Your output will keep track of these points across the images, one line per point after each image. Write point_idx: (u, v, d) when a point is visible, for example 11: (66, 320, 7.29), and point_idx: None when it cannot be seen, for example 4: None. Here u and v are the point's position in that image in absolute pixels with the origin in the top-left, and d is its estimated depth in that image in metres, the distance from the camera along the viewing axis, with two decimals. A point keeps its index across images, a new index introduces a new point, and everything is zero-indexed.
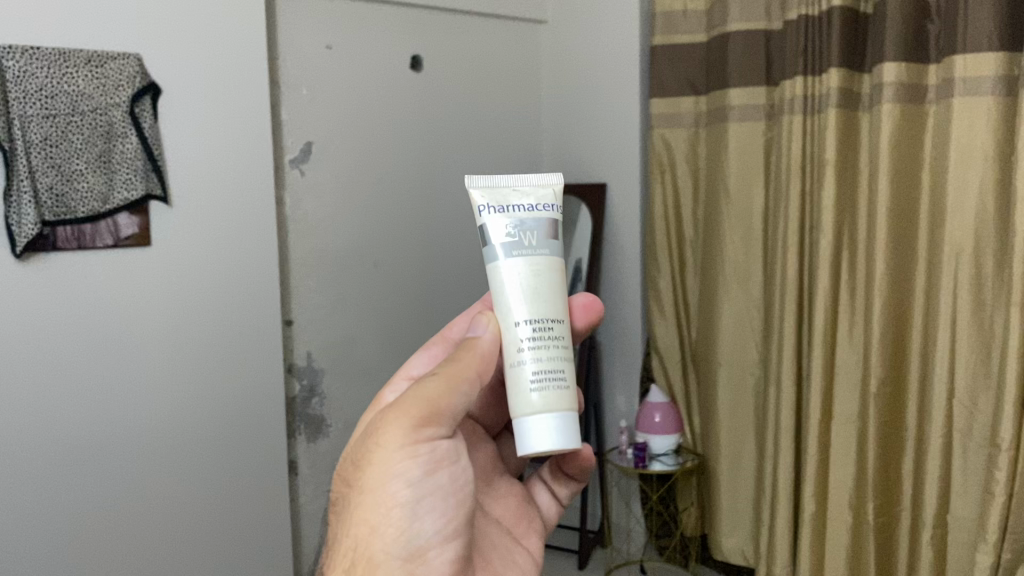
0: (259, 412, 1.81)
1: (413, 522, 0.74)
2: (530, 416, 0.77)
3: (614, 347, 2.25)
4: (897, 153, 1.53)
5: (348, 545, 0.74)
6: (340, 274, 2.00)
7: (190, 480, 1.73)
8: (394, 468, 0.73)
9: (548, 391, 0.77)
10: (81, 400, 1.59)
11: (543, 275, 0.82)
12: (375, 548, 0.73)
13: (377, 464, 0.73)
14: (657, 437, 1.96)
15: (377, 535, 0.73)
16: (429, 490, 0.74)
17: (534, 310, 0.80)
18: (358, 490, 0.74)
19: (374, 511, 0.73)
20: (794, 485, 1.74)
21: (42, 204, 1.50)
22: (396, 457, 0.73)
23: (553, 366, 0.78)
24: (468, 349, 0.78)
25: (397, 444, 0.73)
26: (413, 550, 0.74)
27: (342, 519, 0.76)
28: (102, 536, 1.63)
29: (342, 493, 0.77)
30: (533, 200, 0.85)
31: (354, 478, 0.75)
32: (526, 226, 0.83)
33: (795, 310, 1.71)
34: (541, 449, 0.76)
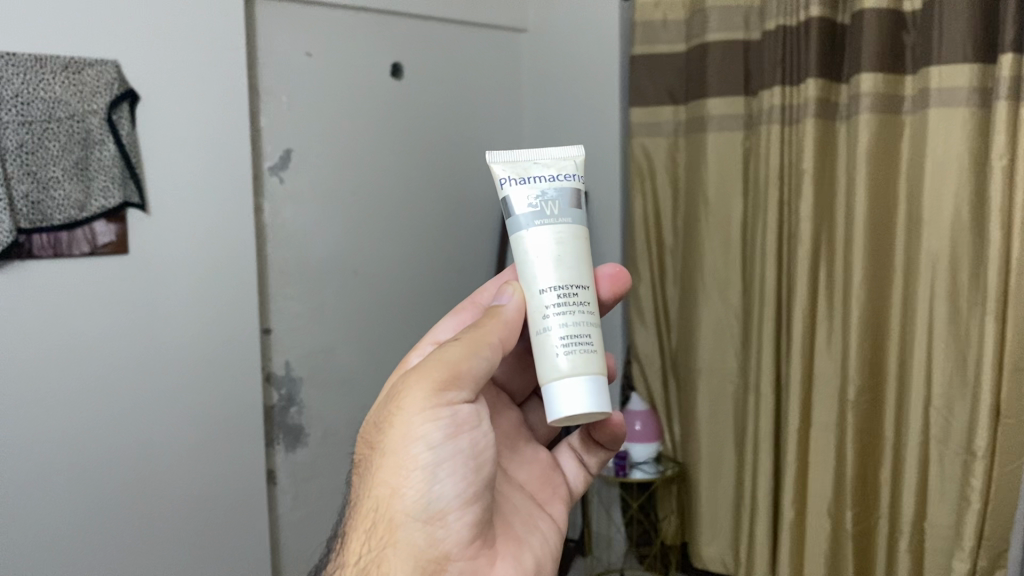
0: (238, 422, 1.79)
1: (433, 482, 0.80)
2: (558, 381, 0.83)
3: None
4: (874, 163, 1.54)
5: (373, 501, 0.81)
6: (320, 283, 1.99)
7: (167, 490, 1.71)
8: (415, 430, 0.80)
9: (573, 355, 0.84)
10: (56, 410, 1.57)
11: (566, 243, 0.88)
12: (397, 506, 0.80)
13: (399, 425, 0.81)
14: (638, 445, 1.96)
15: (399, 493, 0.80)
16: (449, 451, 0.81)
17: (560, 275, 0.87)
18: (384, 451, 0.82)
19: (397, 469, 0.80)
20: (773, 493, 1.75)
21: (17, 212, 1.48)
22: (417, 419, 0.80)
23: (579, 329, 0.85)
24: (490, 318, 0.87)
25: (418, 407, 0.80)
26: (433, 512, 0.80)
27: (365, 482, 0.84)
28: (77, 548, 1.61)
29: (368, 457, 0.84)
30: (555, 170, 0.92)
31: (380, 441, 0.83)
32: (549, 197, 0.90)
33: (774, 318, 1.72)
34: (570, 412, 0.82)
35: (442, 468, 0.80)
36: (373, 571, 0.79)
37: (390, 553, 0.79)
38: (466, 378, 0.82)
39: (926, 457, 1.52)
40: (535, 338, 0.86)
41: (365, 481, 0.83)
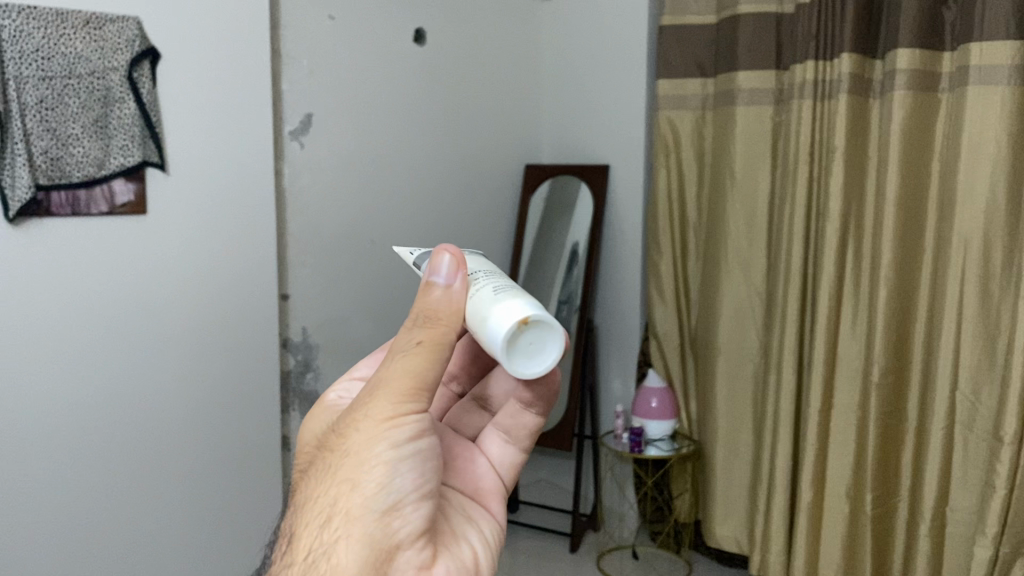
0: (252, 387, 1.80)
1: (392, 503, 0.61)
2: (495, 310, 0.67)
3: (609, 329, 2.24)
4: (907, 141, 1.51)
5: (313, 532, 0.62)
6: (338, 250, 1.96)
7: (181, 453, 1.70)
8: (373, 438, 0.62)
9: (508, 291, 0.69)
10: (73, 371, 1.54)
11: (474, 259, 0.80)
12: (352, 501, 0.61)
13: (353, 434, 0.62)
14: (653, 422, 1.95)
15: (356, 489, 0.61)
16: (414, 458, 0.63)
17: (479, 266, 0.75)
18: (331, 466, 0.63)
19: (344, 493, 0.61)
20: (791, 474, 1.73)
21: (37, 167, 1.46)
22: (374, 426, 0.62)
23: (507, 282, 0.71)
24: (439, 301, 0.65)
25: (378, 409, 0.62)
26: (393, 510, 0.62)
27: (313, 476, 0.65)
28: (94, 511, 1.59)
29: (311, 472, 0.66)
30: None
31: (327, 453, 0.64)
32: None
33: (798, 297, 1.69)
34: (518, 313, 0.65)
35: (405, 491, 0.62)
36: (322, 565, 0.61)
37: (341, 548, 0.60)
38: (435, 374, 0.63)
39: (950, 442, 1.49)
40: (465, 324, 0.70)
41: (303, 503, 0.64)
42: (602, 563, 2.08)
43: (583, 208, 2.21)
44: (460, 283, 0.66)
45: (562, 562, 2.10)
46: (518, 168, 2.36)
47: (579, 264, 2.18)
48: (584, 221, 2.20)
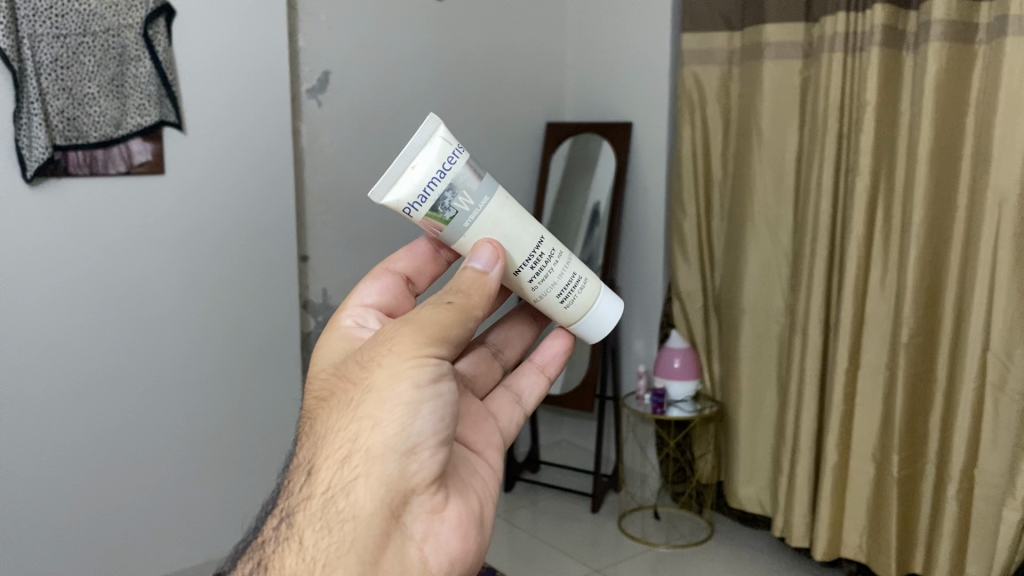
0: (274, 349, 1.80)
1: (410, 447, 0.63)
2: (580, 319, 0.84)
3: (632, 290, 2.21)
4: (941, 95, 1.46)
5: (331, 470, 0.64)
6: (358, 210, 1.95)
7: (203, 413, 1.72)
8: (393, 382, 0.64)
9: (579, 296, 0.83)
10: (94, 331, 1.55)
11: (505, 222, 0.77)
12: (372, 439, 0.63)
13: (374, 373, 0.65)
14: (676, 383, 1.93)
15: (377, 428, 0.63)
16: (432, 407, 0.65)
17: (527, 246, 0.78)
18: (350, 403, 0.65)
19: (363, 432, 0.63)
20: (816, 436, 1.71)
21: (53, 127, 1.45)
22: (397, 369, 0.64)
23: (568, 276, 0.82)
24: (475, 278, 0.71)
25: (400, 353, 0.65)
26: (410, 454, 0.63)
27: (331, 413, 0.67)
28: (117, 468, 1.61)
29: (327, 407, 0.67)
30: (438, 169, 0.72)
31: (346, 390, 0.66)
32: (455, 194, 0.74)
33: (826, 256, 1.66)
34: (604, 331, 0.87)
35: (423, 435, 0.64)
36: (341, 498, 0.63)
37: (360, 485, 0.62)
38: (455, 328, 0.68)
39: (980, 404, 1.46)
40: (537, 304, 0.82)
41: (320, 439, 0.66)
42: (624, 523, 2.09)
43: (605, 167, 2.17)
44: (499, 271, 0.73)
45: (584, 522, 2.10)
46: (540, 126, 2.32)
47: (601, 224, 2.15)
48: (606, 180, 2.16)
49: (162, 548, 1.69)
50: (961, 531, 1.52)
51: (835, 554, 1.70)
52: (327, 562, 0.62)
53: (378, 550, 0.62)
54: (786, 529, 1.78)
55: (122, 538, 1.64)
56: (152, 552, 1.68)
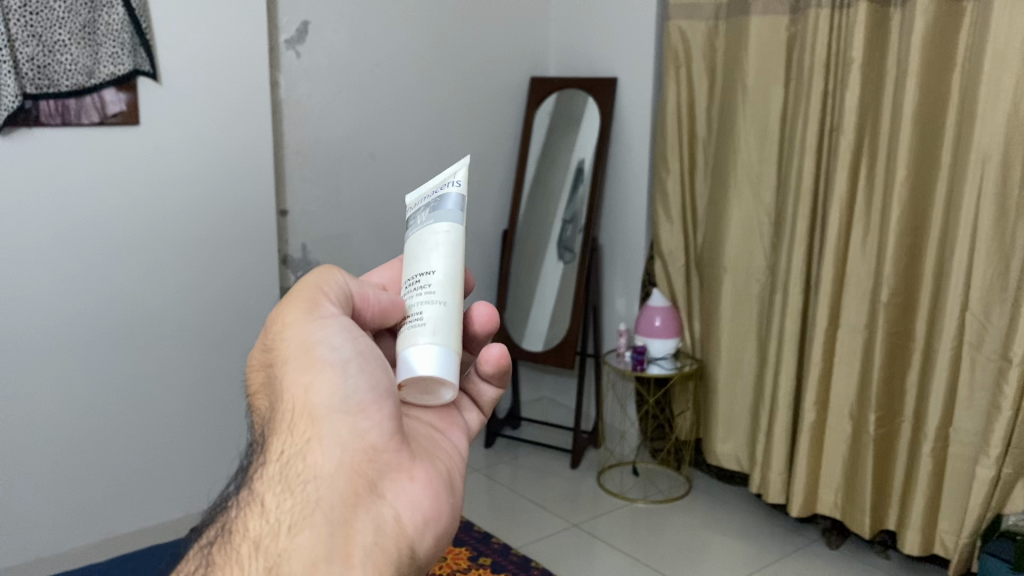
0: (253, 304, 1.78)
1: (354, 404, 0.59)
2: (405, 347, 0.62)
3: (614, 249, 2.20)
4: (927, 53, 1.44)
5: (278, 439, 0.59)
6: (339, 164, 1.92)
7: (182, 369, 1.71)
8: (308, 344, 0.61)
9: (410, 326, 0.62)
10: (71, 286, 1.54)
11: (427, 241, 0.66)
12: (311, 403, 0.59)
13: (285, 343, 0.62)
14: (656, 341, 1.93)
15: (312, 392, 0.59)
16: (360, 361, 0.61)
17: (416, 263, 0.65)
18: (275, 381, 0.61)
19: (298, 400, 0.59)
20: (794, 394, 1.73)
21: (23, 75, 1.41)
22: (302, 333, 0.61)
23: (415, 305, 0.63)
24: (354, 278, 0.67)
25: (297, 317, 0.62)
26: (356, 411, 0.59)
27: (264, 396, 0.62)
28: (96, 423, 1.61)
29: (257, 396, 0.63)
30: (438, 186, 0.69)
31: (265, 373, 0.63)
32: (429, 206, 0.68)
33: (808, 215, 1.65)
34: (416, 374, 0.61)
35: (360, 391, 0.60)
36: (298, 467, 0.58)
37: (315, 450, 0.58)
38: (327, 281, 0.64)
39: (957, 363, 1.47)
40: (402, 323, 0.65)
41: (261, 425, 0.61)
42: (602, 478, 2.10)
43: (589, 123, 2.15)
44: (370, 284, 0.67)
45: (563, 478, 2.11)
46: (524, 80, 2.29)
47: (584, 183, 2.14)
48: (590, 137, 2.14)
49: (140, 503, 1.70)
50: (935, 488, 1.54)
51: (810, 510, 1.73)
52: (293, 525, 0.56)
53: (347, 510, 0.56)
54: (763, 486, 1.80)
55: (102, 493, 1.64)
56: (131, 507, 1.69)
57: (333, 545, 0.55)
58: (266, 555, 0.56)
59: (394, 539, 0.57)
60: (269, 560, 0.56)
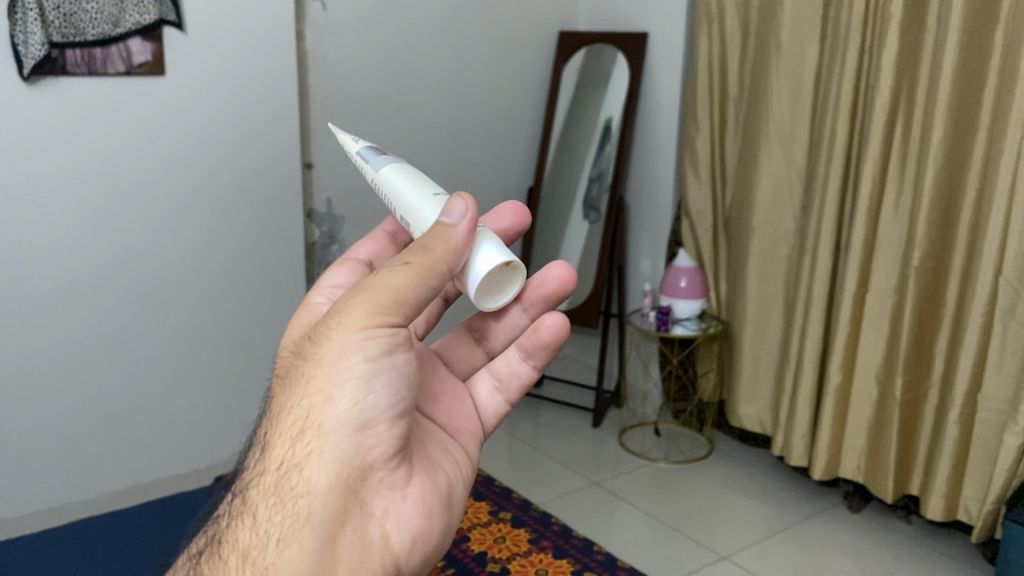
0: (278, 258, 1.78)
1: (365, 422, 0.56)
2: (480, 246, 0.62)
3: (640, 208, 2.18)
4: (970, 9, 1.39)
5: (282, 446, 0.57)
6: (364, 119, 1.91)
7: (207, 322, 1.72)
8: (345, 353, 0.55)
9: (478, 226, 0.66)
10: (98, 237, 1.55)
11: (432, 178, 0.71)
12: (324, 417, 0.55)
13: (325, 345, 0.56)
14: (681, 302, 1.92)
15: (328, 406, 0.55)
16: (389, 378, 0.57)
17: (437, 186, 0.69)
18: (300, 379, 0.57)
19: (314, 408, 0.55)
20: (820, 357, 1.71)
21: (49, 23, 1.42)
22: (345, 340, 0.55)
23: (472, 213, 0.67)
24: (444, 235, 0.59)
25: (350, 321, 0.55)
26: (366, 430, 0.56)
27: (285, 386, 0.59)
28: (122, 372, 1.63)
29: (283, 383, 0.59)
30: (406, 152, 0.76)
31: (296, 365, 0.58)
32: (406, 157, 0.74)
33: (841, 175, 1.62)
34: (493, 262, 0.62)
35: (378, 408, 0.56)
36: (294, 480, 0.55)
37: (314, 469, 0.55)
38: (416, 286, 0.56)
39: (989, 329, 1.45)
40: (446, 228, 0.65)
41: (274, 414, 0.58)
42: (624, 438, 2.11)
43: (618, 80, 2.11)
44: (467, 229, 0.60)
45: (584, 436, 2.12)
46: (552, 36, 2.25)
47: (611, 141, 2.11)
48: (619, 94, 2.11)
49: (165, 452, 1.73)
50: (961, 454, 1.52)
51: (832, 474, 1.72)
52: (281, 537, 0.55)
53: (335, 529, 0.55)
54: (785, 449, 1.79)
55: (128, 441, 1.67)
56: (156, 456, 1.71)
57: (319, 562, 0.55)
58: (252, 564, 0.56)
59: (377, 563, 0.56)
60: (255, 570, 0.55)
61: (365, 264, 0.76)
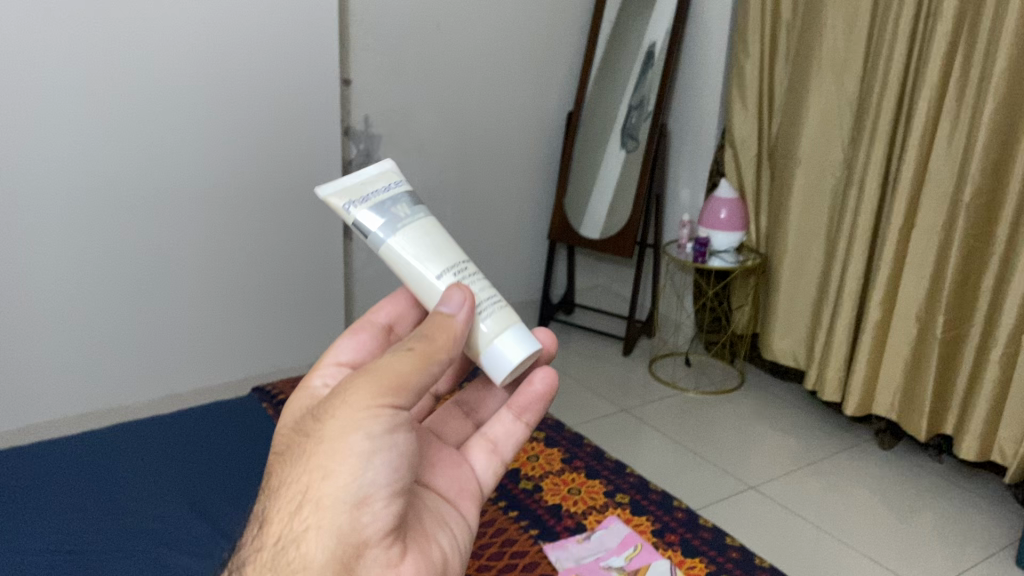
0: (315, 174, 1.78)
1: (362, 499, 0.52)
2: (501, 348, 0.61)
3: (682, 136, 2.13)
4: None
5: (278, 520, 0.53)
6: (403, 35, 1.87)
7: (243, 236, 1.72)
8: (346, 430, 0.52)
9: (495, 314, 0.61)
10: (137, 147, 1.54)
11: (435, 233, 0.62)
12: (321, 495, 0.51)
13: (328, 423, 0.52)
14: (720, 233, 1.89)
15: (327, 483, 0.51)
16: (391, 456, 0.53)
17: (448, 259, 0.61)
18: (300, 453, 0.53)
19: (313, 484, 0.52)
20: (860, 293, 1.69)
21: None
22: (348, 417, 0.52)
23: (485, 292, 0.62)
24: (442, 324, 0.56)
25: (354, 400, 0.52)
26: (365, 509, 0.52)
27: (285, 461, 0.55)
28: (160, 283, 1.65)
29: (284, 456, 0.56)
30: (381, 181, 0.63)
31: (297, 440, 0.54)
32: (395, 198, 0.62)
33: (894, 106, 1.57)
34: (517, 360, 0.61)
35: (378, 484, 0.52)
36: (290, 555, 0.52)
37: (311, 546, 0.51)
38: (417, 370, 0.53)
39: None
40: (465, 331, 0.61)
41: (272, 487, 0.55)
42: (654, 367, 2.11)
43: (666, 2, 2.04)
44: (466, 315, 0.57)
45: (614, 364, 2.12)
46: None
47: (655, 66, 2.05)
48: (665, 17, 2.04)
49: (204, 363, 1.76)
50: (999, 395, 1.50)
51: (865, 410, 1.71)
52: None
53: None
54: (819, 383, 1.78)
55: (165, 350, 1.70)
56: (193, 366, 1.74)
57: None
58: None
59: None
60: None
61: (382, 328, 0.69)
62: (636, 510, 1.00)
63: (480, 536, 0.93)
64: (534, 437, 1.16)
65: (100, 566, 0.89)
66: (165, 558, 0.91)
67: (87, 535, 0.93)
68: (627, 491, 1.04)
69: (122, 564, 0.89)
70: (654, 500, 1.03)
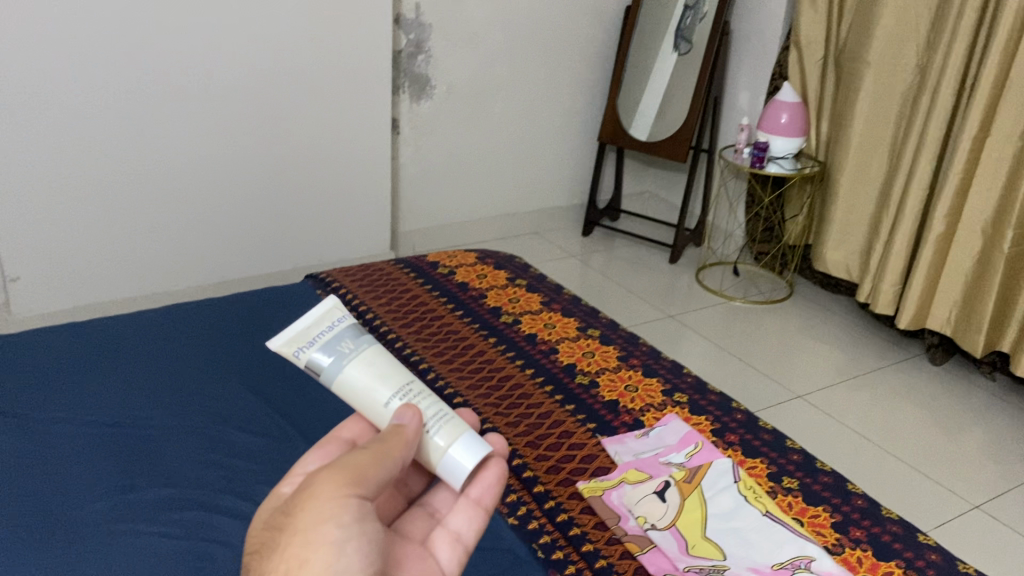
0: (364, 63, 1.73)
1: None
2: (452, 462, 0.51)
3: (744, 38, 2.05)
4: None
5: None
6: None
7: (291, 125, 1.69)
8: (318, 520, 0.45)
9: (447, 425, 0.52)
10: (186, 28, 1.50)
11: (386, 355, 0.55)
12: None
13: (298, 516, 0.46)
14: (779, 139, 1.82)
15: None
16: (365, 546, 0.46)
17: (394, 379, 0.54)
18: (271, 557, 0.46)
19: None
20: (924, 204, 1.63)
21: None
22: (319, 508, 0.45)
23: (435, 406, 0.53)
24: (397, 430, 0.50)
25: (324, 491, 0.46)
26: None
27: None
28: (208, 169, 1.63)
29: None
30: (328, 320, 0.57)
31: (266, 545, 0.47)
32: (340, 333, 0.56)
33: (979, 7, 1.47)
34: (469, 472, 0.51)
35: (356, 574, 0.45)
36: None
37: None
38: (383, 466, 0.47)
39: None
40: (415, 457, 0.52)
41: None
42: (701, 275, 2.08)
43: None
44: (420, 423, 0.51)
45: (660, 271, 2.09)
46: None
47: None
48: None
49: (250, 252, 1.75)
50: None
51: (918, 325, 1.68)
52: None
53: None
54: (872, 296, 1.75)
55: (212, 238, 1.69)
56: (239, 255, 1.74)
57: None
58: None
59: None
60: None
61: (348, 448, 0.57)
62: (695, 409, 1.00)
63: (539, 435, 0.94)
64: (589, 334, 1.15)
65: (160, 443, 0.89)
66: (223, 435, 0.91)
67: (146, 412, 0.94)
68: (685, 390, 1.04)
69: (181, 442, 0.90)
70: (713, 400, 1.02)
